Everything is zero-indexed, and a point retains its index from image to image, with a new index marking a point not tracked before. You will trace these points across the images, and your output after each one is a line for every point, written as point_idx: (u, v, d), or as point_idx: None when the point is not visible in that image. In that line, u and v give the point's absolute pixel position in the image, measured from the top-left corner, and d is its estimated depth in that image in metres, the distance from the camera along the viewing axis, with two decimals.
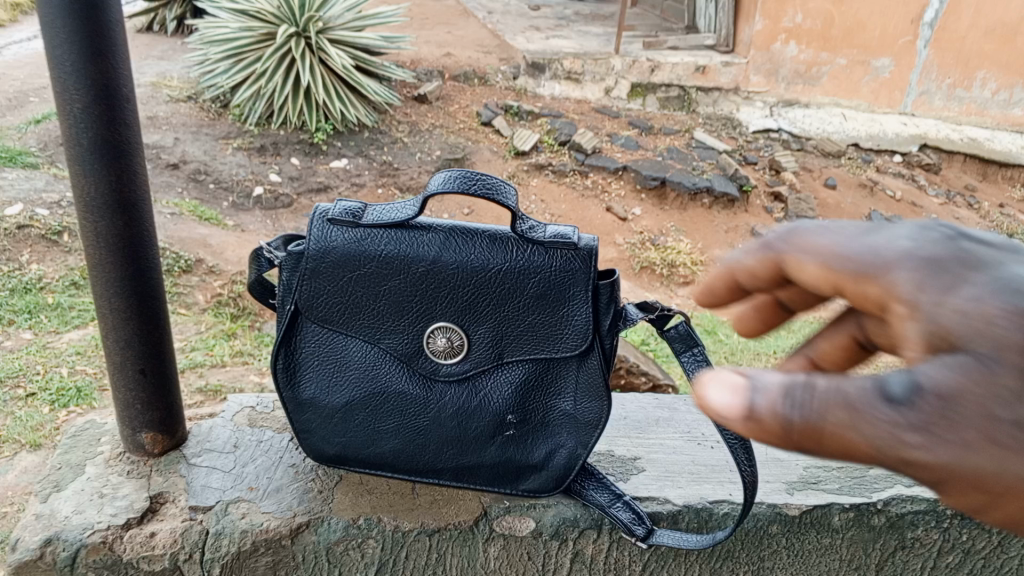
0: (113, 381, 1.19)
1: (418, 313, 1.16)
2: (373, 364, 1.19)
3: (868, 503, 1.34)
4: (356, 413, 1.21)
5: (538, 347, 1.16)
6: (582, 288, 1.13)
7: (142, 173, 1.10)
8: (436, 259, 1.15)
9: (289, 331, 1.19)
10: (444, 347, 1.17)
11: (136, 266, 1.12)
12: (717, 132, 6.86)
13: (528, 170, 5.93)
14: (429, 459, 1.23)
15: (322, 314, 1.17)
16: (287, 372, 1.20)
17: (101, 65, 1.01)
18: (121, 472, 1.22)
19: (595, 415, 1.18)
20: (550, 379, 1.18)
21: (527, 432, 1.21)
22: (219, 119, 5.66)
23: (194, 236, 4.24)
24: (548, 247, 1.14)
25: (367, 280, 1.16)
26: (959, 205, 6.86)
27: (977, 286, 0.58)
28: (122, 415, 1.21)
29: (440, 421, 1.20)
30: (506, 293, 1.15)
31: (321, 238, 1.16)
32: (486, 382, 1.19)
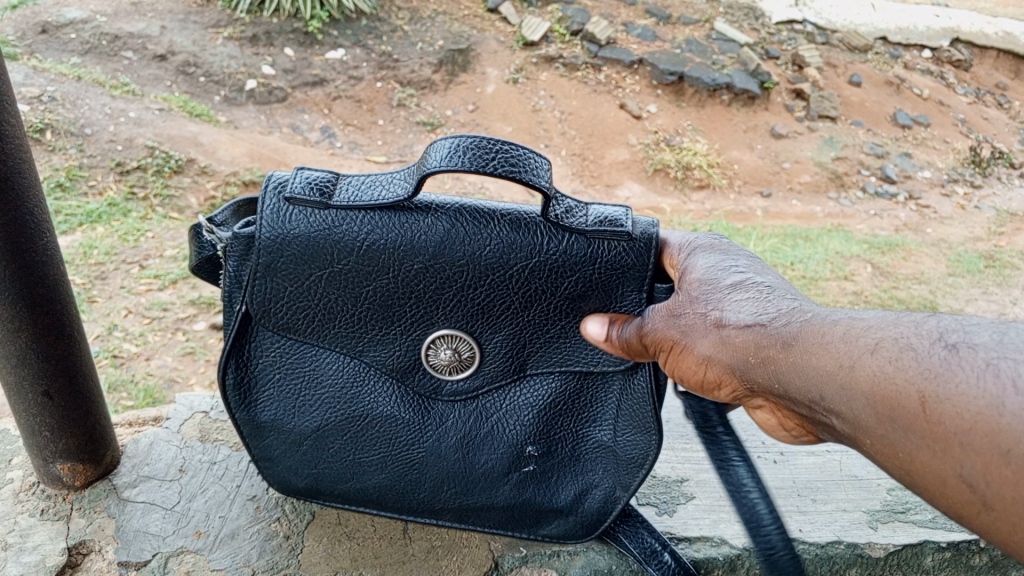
0: (12, 404, 0.92)
1: (412, 318, 0.84)
2: (351, 381, 0.87)
3: (968, 542, 1.08)
4: (326, 445, 0.90)
5: (576, 356, 0.85)
6: (634, 289, 0.82)
7: (15, 135, 0.80)
8: (437, 248, 0.82)
9: (238, 337, 0.85)
10: (446, 361, 0.85)
11: (20, 262, 0.83)
12: (739, 22, 6.22)
13: (537, 62, 5.47)
14: (422, 500, 0.92)
15: (280, 316, 0.84)
16: (238, 391, 0.87)
17: None
18: (33, 512, 0.97)
19: (642, 456, 0.87)
20: (585, 400, 0.87)
21: (551, 467, 0.90)
22: (207, 6, 5.18)
23: (184, 133, 3.84)
24: (591, 236, 0.82)
25: (342, 275, 0.83)
26: (988, 105, 6.26)
27: (707, 256, 0.80)
28: (28, 443, 0.95)
29: (440, 454, 0.89)
30: (534, 290, 0.83)
31: (278, 221, 0.82)
32: (499, 402, 0.87)
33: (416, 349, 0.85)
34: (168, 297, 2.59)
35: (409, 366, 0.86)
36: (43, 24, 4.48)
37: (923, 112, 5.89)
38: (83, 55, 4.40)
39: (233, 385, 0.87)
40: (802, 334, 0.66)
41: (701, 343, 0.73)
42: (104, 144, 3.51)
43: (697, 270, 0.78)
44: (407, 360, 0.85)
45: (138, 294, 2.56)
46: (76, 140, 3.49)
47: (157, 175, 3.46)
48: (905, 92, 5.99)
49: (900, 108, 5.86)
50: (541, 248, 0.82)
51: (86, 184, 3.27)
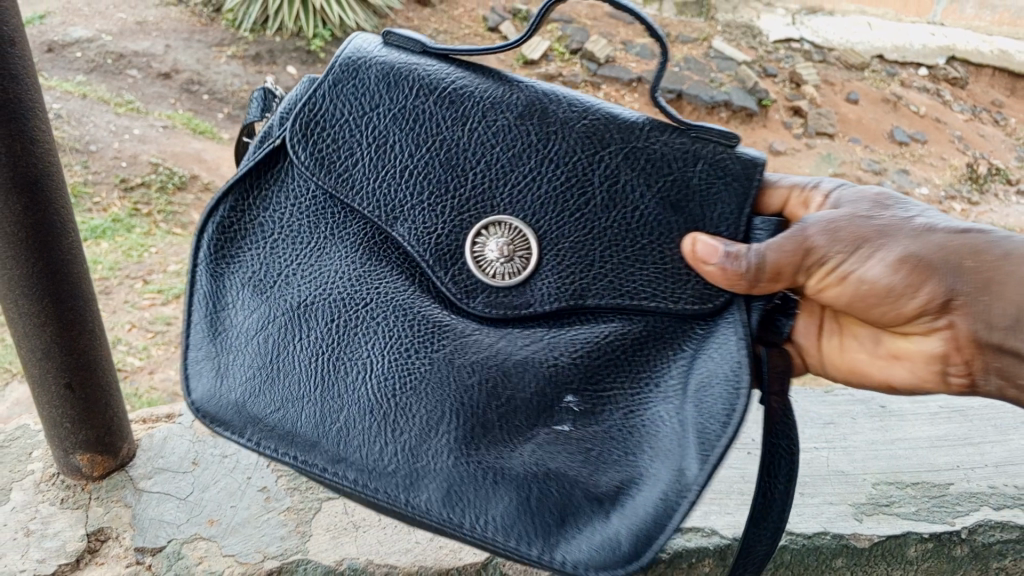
0: (35, 396, 0.97)
1: (468, 198, 0.83)
2: (365, 270, 0.84)
3: (949, 532, 1.13)
4: (315, 346, 0.82)
5: (654, 288, 0.81)
6: (733, 202, 0.81)
7: (45, 137, 0.85)
8: (511, 126, 0.83)
9: (253, 171, 0.86)
10: (492, 256, 0.82)
11: (45, 258, 0.88)
12: (737, 40, 6.34)
13: (537, 81, 5.55)
14: (404, 440, 0.78)
15: (311, 159, 0.84)
16: (221, 234, 0.85)
17: None
18: (53, 501, 1.01)
19: (716, 429, 0.73)
20: (648, 358, 0.80)
21: (590, 433, 0.79)
22: (211, 25, 5.29)
23: (188, 150, 3.90)
24: (694, 136, 0.82)
25: (406, 140, 0.84)
26: (985, 122, 6.29)
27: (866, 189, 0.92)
28: (50, 435, 1.00)
29: (456, 382, 0.80)
30: (613, 199, 0.82)
31: (350, 77, 0.85)
32: (540, 328, 0.82)
33: (455, 234, 0.83)
34: (172, 311, 2.63)
35: (442, 253, 0.82)
36: (49, 43, 4.57)
37: (918, 128, 5.93)
38: (88, 73, 4.47)
39: (216, 229, 0.85)
40: (998, 250, 0.83)
41: (897, 253, 0.84)
42: (109, 160, 3.57)
43: (870, 201, 0.89)
44: (440, 245, 0.82)
45: (141, 309, 2.61)
46: (81, 156, 3.56)
47: (161, 192, 3.51)
48: (902, 110, 6.04)
49: (897, 125, 5.90)
50: (660, 147, 0.82)
51: (91, 200, 3.32)
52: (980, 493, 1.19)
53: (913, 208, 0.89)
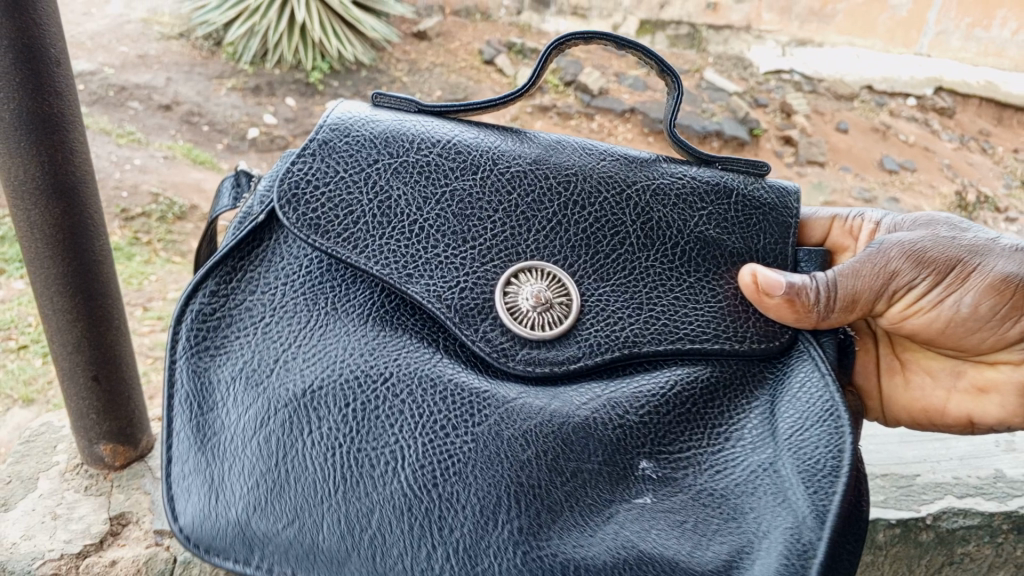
0: (63, 388, 1.06)
1: (498, 249, 0.91)
2: (375, 339, 0.90)
3: (916, 518, 1.20)
4: (332, 438, 0.85)
5: (713, 328, 0.91)
6: (772, 232, 0.97)
7: (82, 150, 0.96)
8: (526, 172, 0.95)
9: (236, 249, 0.93)
10: (527, 306, 0.89)
11: (80, 258, 0.98)
12: (727, 72, 6.63)
13: (532, 112, 5.66)
14: (458, 526, 0.82)
15: (302, 221, 0.90)
16: (201, 322, 0.91)
17: (19, 21, 0.85)
18: (78, 488, 1.09)
19: (828, 481, 0.80)
20: (720, 409, 0.88)
21: (678, 502, 0.85)
22: (212, 58, 5.44)
23: (188, 180, 4.00)
24: (720, 168, 1.02)
25: (420, 196, 0.93)
26: (974, 150, 5.81)
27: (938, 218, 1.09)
28: (76, 426, 1.08)
29: (513, 459, 0.85)
30: (652, 235, 0.94)
31: (338, 138, 0.95)
32: (596, 387, 0.89)
33: (478, 288, 0.90)
34: None
35: (470, 310, 0.89)
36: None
37: (906, 158, 5.76)
38: (91, 105, 4.58)
39: (196, 316, 0.91)
40: None
41: (985, 277, 1.00)
42: (110, 191, 3.67)
43: (943, 229, 1.05)
44: (472, 301, 0.89)
45: (141, 334, 2.67)
46: None
47: (160, 221, 3.58)
48: (891, 139, 5.95)
49: (887, 155, 5.81)
50: (690, 180, 0.98)
51: None
52: (945, 483, 1.27)
53: (976, 229, 1.06)
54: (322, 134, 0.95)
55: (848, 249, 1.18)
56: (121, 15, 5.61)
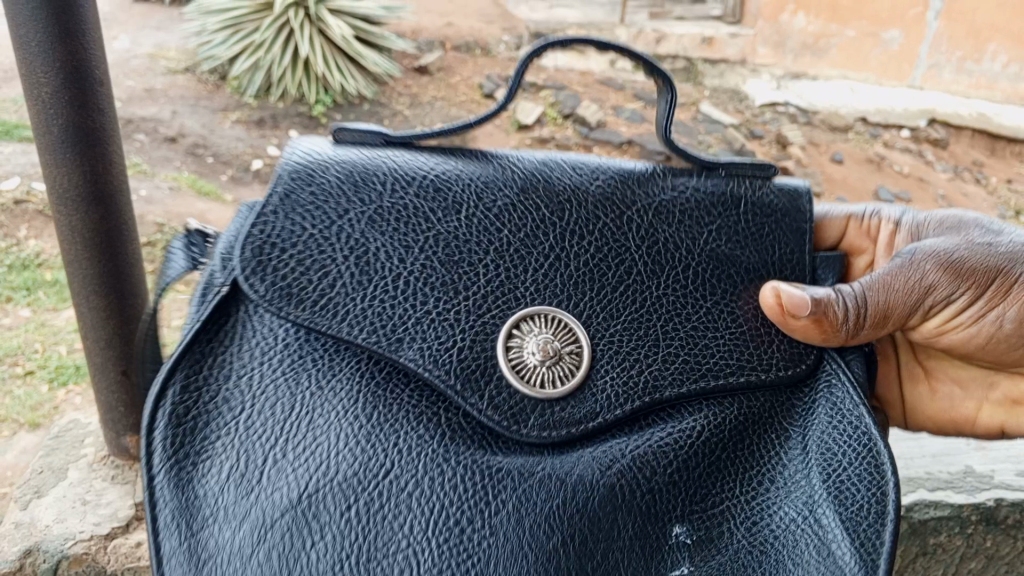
0: (97, 378, 1.26)
1: (493, 301, 0.93)
2: (366, 427, 0.88)
3: None
4: (337, 549, 0.83)
5: (735, 358, 0.98)
6: (785, 238, 1.06)
7: (117, 159, 1.13)
8: (514, 204, 0.99)
9: (200, 335, 0.90)
10: (535, 360, 0.91)
11: (112, 257, 1.16)
12: (723, 105, 6.68)
13: (531, 144, 5.70)
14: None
15: (272, 291, 0.89)
16: (175, 427, 0.86)
17: (70, 46, 1.03)
18: (105, 478, 1.28)
19: (874, 528, 0.90)
20: (753, 456, 0.96)
21: (717, 563, 0.92)
22: (217, 91, 5.57)
23: (192, 211, 4.08)
24: (725, 173, 1.08)
25: (402, 252, 0.94)
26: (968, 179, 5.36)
27: (965, 222, 1.20)
28: (106, 419, 1.29)
29: (536, 549, 0.85)
30: (657, 258, 1.00)
31: (301, 188, 0.95)
32: (616, 444, 0.92)
33: (476, 347, 0.91)
34: None
35: (471, 371, 0.90)
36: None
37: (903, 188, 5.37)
38: None
39: (168, 422, 0.86)
40: None
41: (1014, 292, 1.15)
42: None
43: (971, 236, 1.18)
44: (475, 361, 0.90)
45: None
46: None
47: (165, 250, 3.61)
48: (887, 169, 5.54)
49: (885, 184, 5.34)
50: (693, 194, 1.05)
51: None
52: (917, 478, 1.35)
53: (999, 231, 1.18)
54: (274, 194, 0.95)
55: (862, 248, 1.27)
56: (128, 51, 5.79)
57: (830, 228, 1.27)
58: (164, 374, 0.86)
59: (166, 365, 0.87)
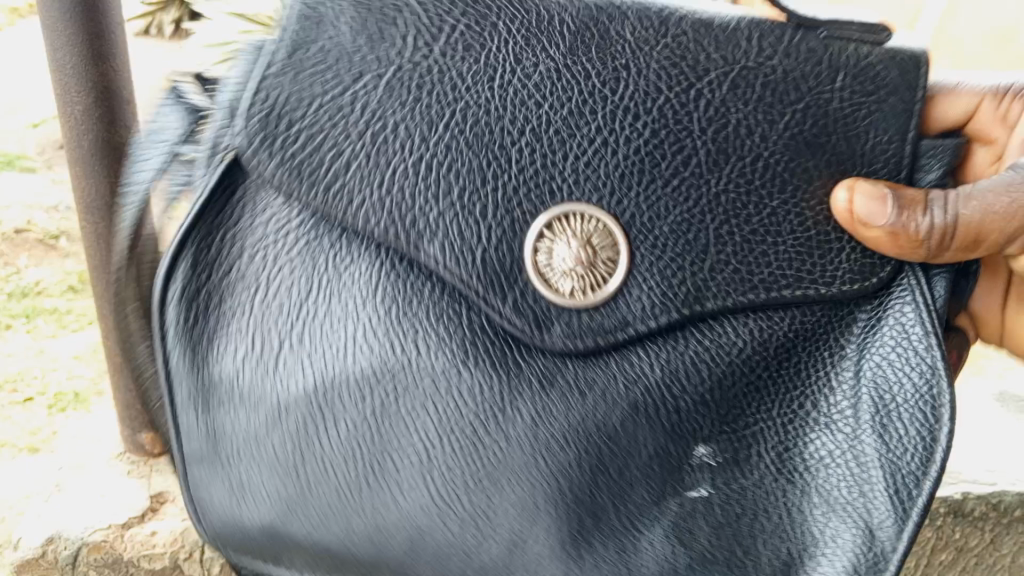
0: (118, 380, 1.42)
1: (524, 189, 0.87)
2: (382, 327, 0.89)
3: None
4: (348, 456, 0.90)
5: (797, 269, 0.92)
6: (882, 123, 0.93)
7: None
8: (560, 71, 0.89)
9: (209, 205, 0.90)
10: (564, 270, 0.87)
11: None
12: None
13: None
14: (510, 529, 0.90)
15: (281, 167, 0.86)
16: (185, 304, 0.90)
17: (101, 68, 1.17)
18: (123, 472, 1.46)
19: (914, 475, 0.90)
20: (797, 380, 0.94)
21: (738, 489, 0.93)
22: None
23: None
24: (824, 36, 0.93)
25: (421, 123, 0.87)
26: None
27: None
28: (125, 419, 1.45)
29: (557, 467, 0.90)
30: (721, 147, 0.91)
31: (304, 44, 0.88)
32: (643, 359, 0.92)
33: (503, 249, 0.87)
34: None
35: (498, 277, 0.87)
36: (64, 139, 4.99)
37: None
38: None
39: (180, 298, 0.90)
40: None
41: None
42: None
43: None
44: (501, 265, 0.87)
45: None
46: None
47: None
48: None
49: None
50: (782, 60, 0.92)
51: None
52: None
53: None
54: (278, 43, 0.89)
55: (990, 135, 1.12)
56: None
57: (966, 104, 1.09)
58: (170, 251, 0.88)
59: (167, 254, 0.88)
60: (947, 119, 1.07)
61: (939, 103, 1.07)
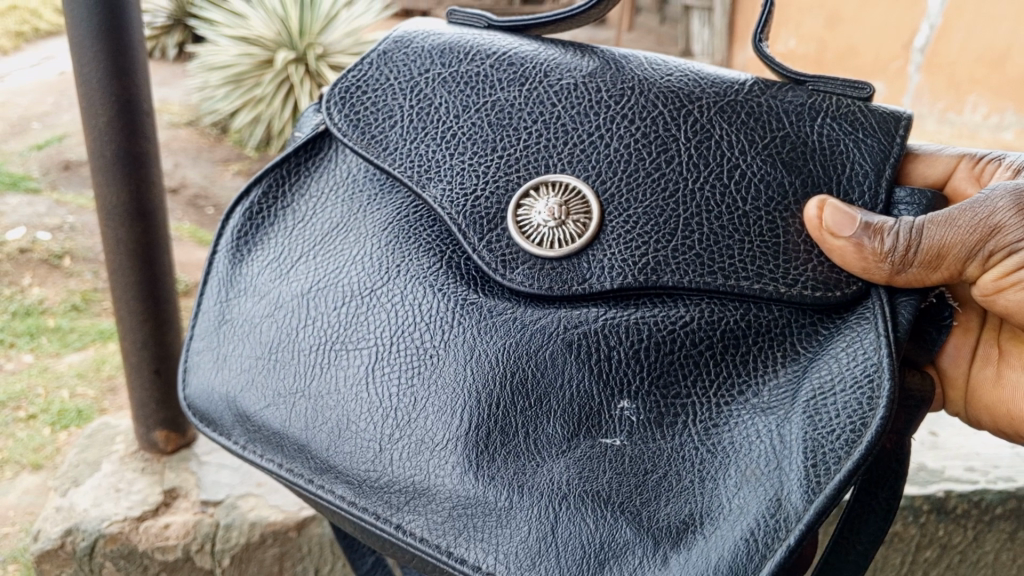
0: (133, 380, 1.47)
1: (514, 154, 0.98)
2: (381, 250, 1.03)
3: None
4: (314, 356, 1.01)
5: (759, 266, 0.89)
6: (861, 159, 0.92)
7: (158, 182, 1.34)
8: (578, 85, 1.01)
9: (296, 153, 1.12)
10: (540, 219, 0.94)
11: (150, 269, 1.37)
12: None
13: None
14: (422, 431, 0.93)
15: (340, 116, 1.06)
16: (248, 220, 1.12)
17: (124, 82, 1.23)
18: (135, 468, 1.51)
19: (835, 454, 0.80)
20: (741, 358, 0.89)
21: (654, 445, 0.88)
22: (218, 144, 5.80)
23: (193, 259, 4.14)
24: (811, 88, 0.98)
25: (454, 100, 1.03)
26: None
27: None
28: (138, 416, 1.50)
29: (473, 390, 0.92)
30: (701, 156, 0.94)
31: (395, 49, 1.10)
32: (596, 311, 0.93)
33: (495, 197, 0.97)
34: None
35: (480, 218, 0.97)
36: (67, 162, 5.08)
37: None
38: None
39: (245, 214, 1.12)
40: None
41: None
42: None
43: None
44: (486, 208, 0.97)
45: None
46: (91, 266, 3.87)
47: None
48: None
49: None
50: (769, 99, 0.96)
51: (99, 305, 3.60)
52: None
53: None
54: (385, 46, 1.11)
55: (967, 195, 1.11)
56: None
57: (940, 164, 1.10)
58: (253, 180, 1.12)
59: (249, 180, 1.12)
60: (908, 179, 1.12)
61: (906, 164, 1.13)
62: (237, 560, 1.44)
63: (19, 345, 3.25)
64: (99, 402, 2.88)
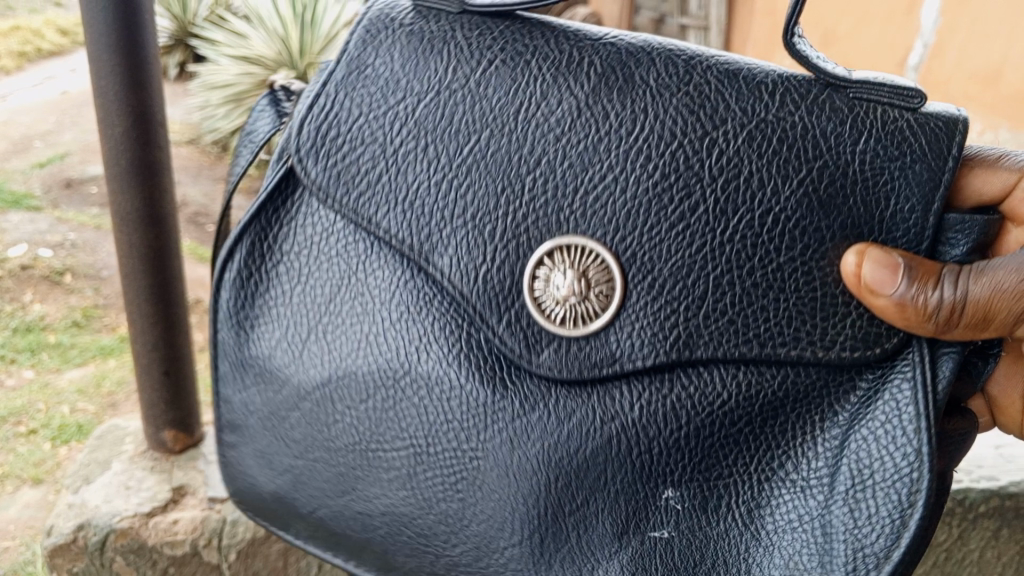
0: (144, 381, 1.52)
1: (509, 221, 1.02)
2: (392, 327, 1.09)
3: None
4: (351, 446, 1.13)
5: (796, 329, 0.95)
6: (908, 190, 0.94)
7: (171, 190, 1.39)
8: (580, 110, 1.01)
9: (268, 201, 1.14)
10: (559, 301, 1.00)
11: (161, 272, 1.42)
12: None
13: None
14: (477, 537, 1.09)
15: (324, 172, 1.08)
16: (240, 285, 1.16)
17: (139, 94, 1.29)
18: (144, 467, 1.56)
19: (875, 555, 0.93)
20: (777, 443, 0.98)
21: (694, 536, 1.01)
22: (219, 163, 5.86)
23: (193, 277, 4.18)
24: (852, 96, 0.97)
25: (439, 147, 1.05)
26: None
27: None
28: (149, 417, 1.55)
29: (523, 497, 1.05)
30: (726, 202, 0.97)
31: (364, 58, 1.10)
32: (623, 395, 1.01)
33: (505, 270, 1.02)
34: None
35: (496, 297, 1.02)
36: (68, 180, 5.14)
37: None
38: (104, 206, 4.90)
39: (234, 281, 1.16)
40: None
41: None
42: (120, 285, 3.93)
43: None
44: (502, 285, 1.02)
45: None
46: (92, 284, 3.91)
47: None
48: None
49: None
50: (805, 117, 0.96)
51: (100, 322, 3.64)
52: None
53: None
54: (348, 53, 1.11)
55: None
56: None
57: (998, 180, 1.06)
58: (232, 243, 1.15)
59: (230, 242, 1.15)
60: (961, 196, 1.07)
61: (960, 179, 1.07)
62: (242, 554, 1.51)
63: (20, 360, 3.28)
64: (99, 417, 2.93)
